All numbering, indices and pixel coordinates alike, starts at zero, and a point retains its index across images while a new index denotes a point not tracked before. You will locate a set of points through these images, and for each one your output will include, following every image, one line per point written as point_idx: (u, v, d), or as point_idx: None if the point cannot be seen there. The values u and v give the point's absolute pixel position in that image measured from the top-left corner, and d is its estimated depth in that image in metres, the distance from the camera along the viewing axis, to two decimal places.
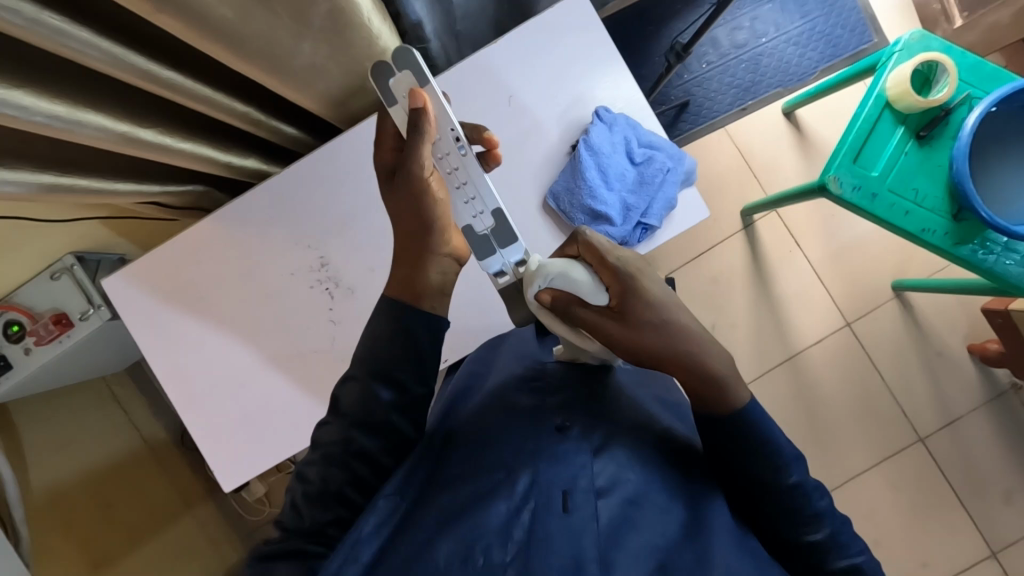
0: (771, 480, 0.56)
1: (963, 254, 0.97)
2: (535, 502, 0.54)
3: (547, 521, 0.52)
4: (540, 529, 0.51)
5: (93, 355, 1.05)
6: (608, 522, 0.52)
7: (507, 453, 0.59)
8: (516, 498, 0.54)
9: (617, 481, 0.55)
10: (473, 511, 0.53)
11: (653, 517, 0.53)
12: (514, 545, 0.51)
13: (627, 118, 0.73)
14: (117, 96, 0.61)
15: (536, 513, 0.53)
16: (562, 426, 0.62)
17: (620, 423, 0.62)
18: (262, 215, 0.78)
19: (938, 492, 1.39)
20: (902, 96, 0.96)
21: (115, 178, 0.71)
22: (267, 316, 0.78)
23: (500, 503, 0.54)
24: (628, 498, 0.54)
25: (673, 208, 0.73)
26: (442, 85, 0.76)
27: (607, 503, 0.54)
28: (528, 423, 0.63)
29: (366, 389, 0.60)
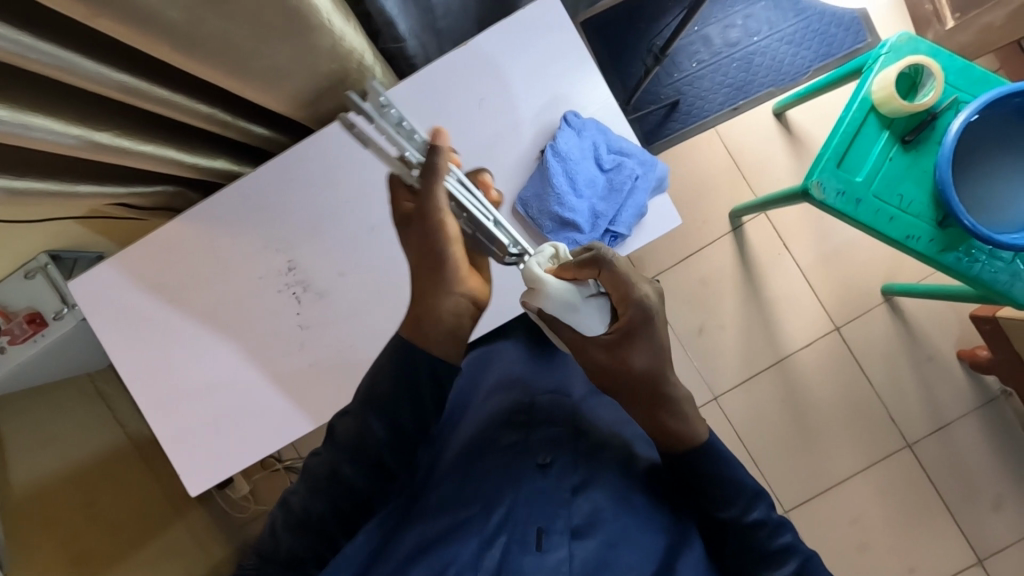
0: (725, 499, 0.65)
1: (947, 262, 0.96)
2: (509, 538, 0.64)
3: (524, 558, 0.62)
4: (511, 562, 0.62)
5: (70, 354, 1.04)
6: (577, 559, 0.62)
7: (490, 489, 0.68)
8: (491, 535, 0.64)
9: (592, 521, 0.65)
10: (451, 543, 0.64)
11: (620, 555, 0.63)
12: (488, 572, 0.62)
13: (597, 123, 0.71)
14: (75, 101, 0.60)
15: (510, 548, 0.63)
16: (543, 462, 0.70)
17: (599, 463, 0.71)
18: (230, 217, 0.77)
19: (925, 499, 1.38)
20: (887, 100, 0.94)
21: (77, 181, 0.70)
22: (234, 320, 0.77)
23: (473, 538, 0.64)
24: (598, 539, 0.63)
25: (643, 216, 0.72)
26: (412, 86, 0.74)
27: (579, 543, 0.63)
28: (512, 458, 0.72)
29: (361, 424, 0.66)
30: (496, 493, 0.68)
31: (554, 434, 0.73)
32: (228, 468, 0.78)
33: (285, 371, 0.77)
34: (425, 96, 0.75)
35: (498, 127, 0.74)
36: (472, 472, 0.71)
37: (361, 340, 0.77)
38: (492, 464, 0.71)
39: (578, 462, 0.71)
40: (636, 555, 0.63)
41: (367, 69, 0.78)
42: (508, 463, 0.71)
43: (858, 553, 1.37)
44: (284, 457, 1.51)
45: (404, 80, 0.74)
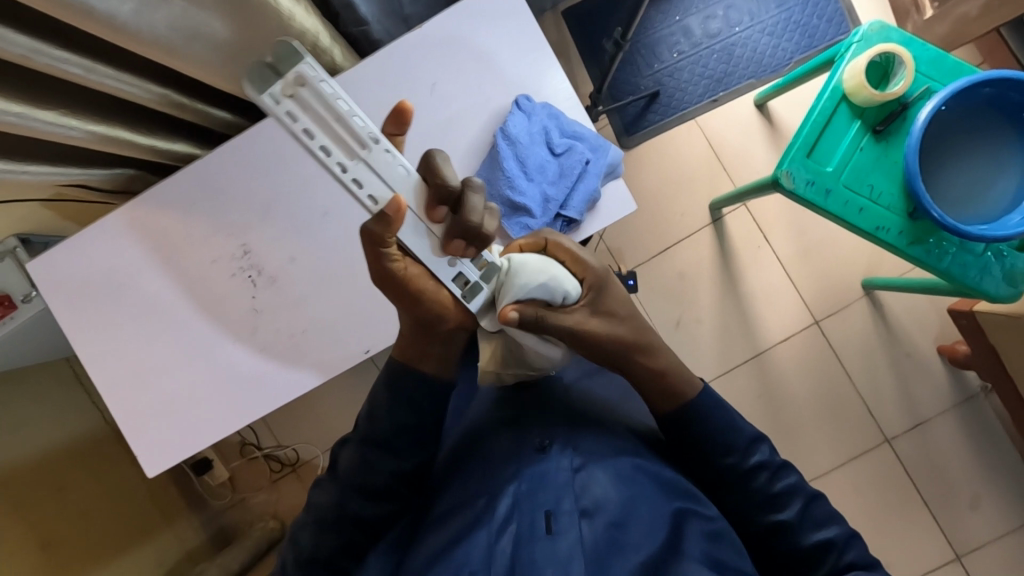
0: (733, 465, 0.65)
1: (916, 254, 0.94)
2: (518, 526, 0.59)
3: (532, 546, 0.58)
4: (523, 554, 0.57)
5: (40, 337, 1.05)
6: (588, 542, 0.58)
7: (491, 480, 0.64)
8: (500, 525, 0.60)
9: (600, 501, 0.60)
10: (461, 544, 0.60)
11: (634, 536, 0.58)
12: (502, 568, 0.58)
13: (548, 107, 0.70)
14: (15, 78, 0.58)
15: (520, 538, 0.59)
16: (542, 445, 0.66)
17: (595, 440, 0.66)
18: (185, 199, 0.77)
19: (904, 495, 1.37)
20: (858, 90, 0.93)
21: (30, 162, 0.69)
22: (187, 303, 0.77)
23: (483, 533, 0.60)
24: (607, 520, 0.59)
25: (595, 201, 0.71)
26: (365, 68, 0.73)
27: (588, 524, 0.59)
28: (514, 442, 0.67)
29: (363, 457, 0.65)
30: (498, 480, 0.64)
31: (548, 417, 0.69)
32: (182, 452, 0.78)
33: (238, 354, 0.77)
34: (379, 78, 0.74)
35: (450, 110, 0.73)
36: (473, 466, 0.68)
37: (312, 325, 0.77)
38: (491, 453, 0.68)
39: (579, 440, 0.66)
40: (650, 529, 0.59)
41: (323, 52, 0.78)
42: (504, 451, 0.67)
43: None
44: (263, 444, 1.52)
45: (359, 62, 0.74)
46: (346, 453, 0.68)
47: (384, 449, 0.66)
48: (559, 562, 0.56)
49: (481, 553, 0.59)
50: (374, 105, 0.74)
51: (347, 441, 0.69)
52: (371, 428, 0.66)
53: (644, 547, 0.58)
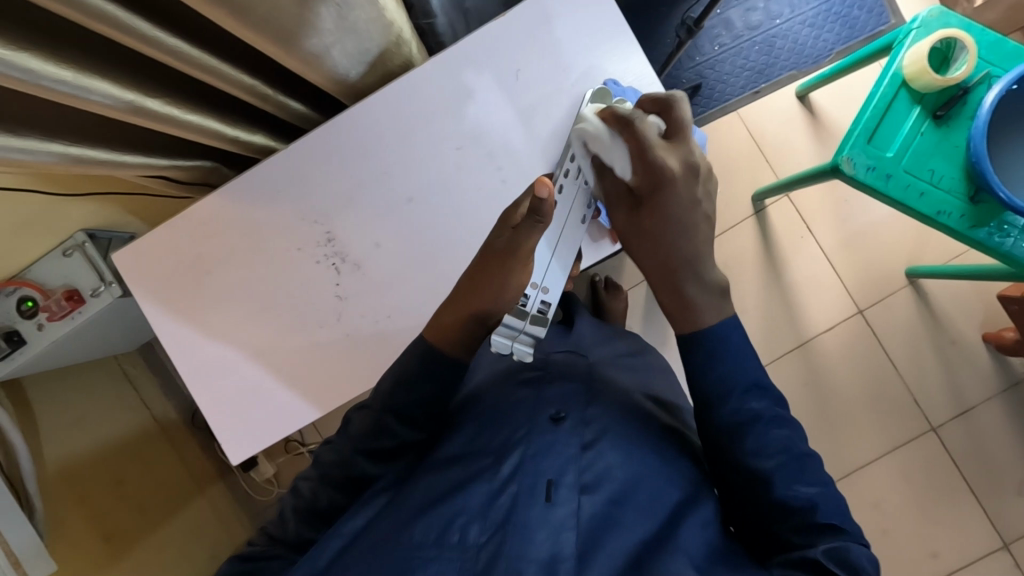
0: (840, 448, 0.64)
1: (979, 237, 0.95)
2: (519, 487, 0.58)
3: (528, 508, 0.56)
4: (519, 514, 0.56)
5: (102, 332, 1.07)
6: (586, 515, 0.57)
7: (500, 440, 0.64)
8: (502, 483, 0.59)
9: (602, 477, 0.60)
10: (460, 494, 0.59)
11: (630, 517, 0.58)
12: (493, 525, 0.56)
13: (636, 92, 0.72)
14: (122, 65, 0.60)
15: (519, 499, 0.57)
16: (557, 416, 0.65)
17: (605, 413, 0.67)
18: (268, 187, 0.78)
19: (950, 483, 1.37)
20: (918, 75, 0.94)
21: (123, 151, 0.71)
22: (272, 291, 0.78)
23: (485, 486, 0.59)
24: (608, 496, 0.59)
25: (682, 184, 0.71)
26: (447, 59, 0.75)
27: (588, 498, 0.58)
28: (528, 409, 0.67)
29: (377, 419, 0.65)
30: (508, 441, 0.63)
31: (567, 393, 0.69)
32: (265, 440, 0.79)
33: (322, 339, 0.78)
34: (462, 67, 0.75)
35: (533, 99, 0.75)
36: (491, 420, 0.68)
37: (396, 311, 0.78)
38: (504, 412, 0.68)
39: (591, 415, 0.67)
40: (644, 515, 0.58)
41: (404, 43, 0.80)
42: (520, 416, 0.67)
43: (881, 537, 1.36)
44: (308, 440, 1.52)
45: (442, 52, 0.75)
46: (361, 417, 0.67)
47: (399, 416, 0.66)
48: (551, 528, 0.55)
49: (477, 506, 0.58)
50: (454, 93, 0.76)
51: (364, 405, 0.67)
52: (398, 394, 0.65)
53: (636, 530, 0.57)
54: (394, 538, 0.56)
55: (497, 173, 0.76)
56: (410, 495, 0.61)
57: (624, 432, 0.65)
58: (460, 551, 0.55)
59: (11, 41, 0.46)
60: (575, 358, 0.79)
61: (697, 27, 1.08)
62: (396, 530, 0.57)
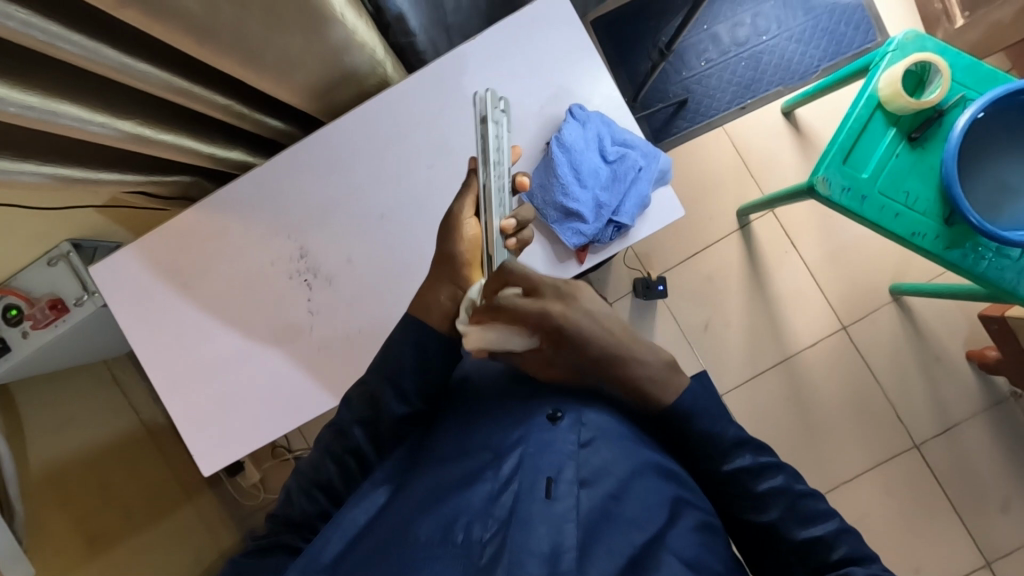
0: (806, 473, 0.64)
1: (953, 259, 0.95)
2: (520, 485, 0.56)
3: (528, 504, 0.54)
4: (521, 510, 0.53)
5: (88, 339, 1.08)
6: (587, 510, 0.54)
7: (498, 437, 0.61)
8: (503, 483, 0.57)
9: (601, 471, 0.57)
10: (459, 493, 0.58)
11: (631, 509, 0.55)
12: (496, 523, 0.54)
13: (601, 116, 0.72)
14: (97, 89, 0.61)
15: (521, 496, 0.55)
16: (555, 410, 0.62)
17: (606, 406, 0.63)
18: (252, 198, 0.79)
19: (933, 499, 1.37)
20: (893, 98, 0.94)
21: (99, 168, 0.72)
22: (244, 305, 0.80)
23: (485, 486, 0.57)
24: (608, 490, 0.56)
25: (646, 207, 0.72)
26: (419, 80, 0.76)
27: (588, 492, 0.55)
28: (524, 405, 0.64)
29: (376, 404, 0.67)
30: (504, 440, 0.61)
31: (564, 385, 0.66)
32: (238, 451, 0.80)
33: (296, 352, 0.79)
34: (434, 88, 0.77)
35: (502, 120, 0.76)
36: (478, 418, 0.66)
37: (367, 326, 0.79)
38: (495, 413, 0.66)
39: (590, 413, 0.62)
40: (649, 509, 0.55)
41: (379, 64, 0.81)
42: (516, 410, 0.64)
43: None
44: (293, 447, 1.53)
45: (414, 72, 0.76)
46: (361, 392, 0.68)
47: (395, 390, 0.67)
48: (553, 523, 0.52)
49: (477, 505, 0.56)
50: (424, 114, 0.77)
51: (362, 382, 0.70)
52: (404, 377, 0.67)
53: (639, 524, 0.54)
54: (398, 539, 0.56)
55: None
56: (413, 490, 0.62)
57: (625, 427, 0.62)
58: (465, 548, 0.53)
59: None
60: None
61: (671, 49, 1.09)
62: (396, 530, 0.57)
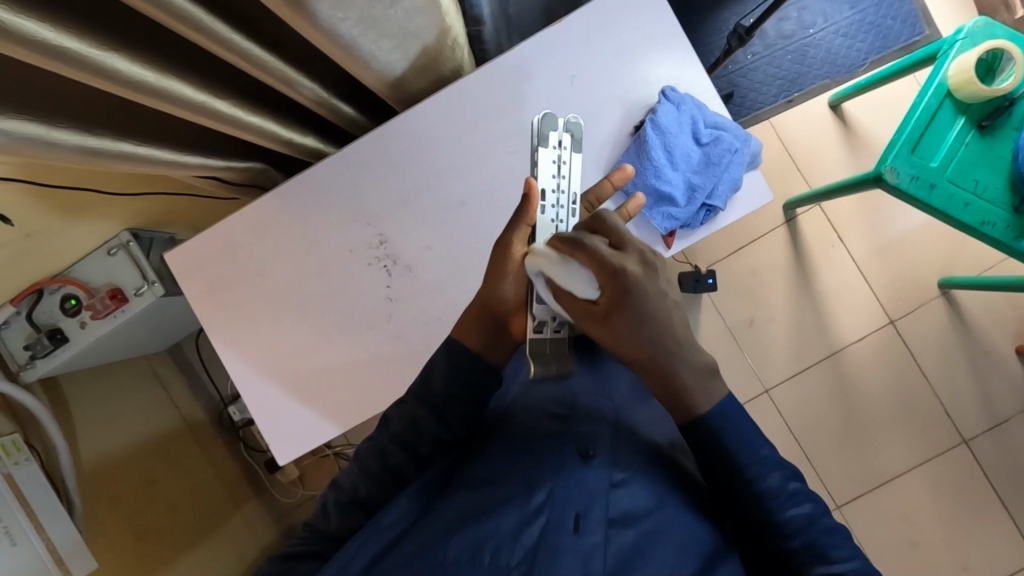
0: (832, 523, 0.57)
1: (1023, 249, 0.95)
2: (549, 518, 0.55)
3: (557, 536, 0.53)
4: (550, 540, 0.53)
5: (142, 330, 1.08)
6: (613, 551, 0.54)
7: (531, 468, 0.60)
8: (531, 514, 0.55)
9: (630, 514, 0.57)
10: (490, 517, 0.55)
11: (660, 553, 0.55)
12: (524, 551, 0.53)
13: (694, 98, 0.71)
14: (197, 68, 0.61)
15: (549, 526, 0.54)
16: (586, 452, 0.62)
17: (633, 455, 0.64)
18: (289, 205, 0.79)
19: (982, 497, 1.35)
20: (964, 85, 0.94)
21: (184, 151, 0.73)
22: (319, 291, 0.79)
23: (513, 514, 0.55)
24: (639, 532, 0.56)
25: (738, 190, 0.71)
26: (504, 64, 0.76)
27: (617, 532, 0.55)
28: (557, 438, 0.64)
29: (412, 420, 0.66)
30: (539, 473, 0.60)
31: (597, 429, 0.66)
32: (314, 439, 0.79)
33: (375, 340, 0.79)
34: (518, 72, 0.76)
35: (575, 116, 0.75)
36: (512, 440, 0.66)
37: (447, 314, 0.78)
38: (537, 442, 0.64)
39: (620, 455, 0.64)
40: (681, 554, 0.55)
41: (457, 49, 0.80)
42: (552, 442, 0.64)
43: (910, 550, 1.35)
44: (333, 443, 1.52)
45: (501, 56, 0.76)
46: (401, 413, 0.67)
47: (436, 417, 0.66)
48: (580, 557, 0.52)
49: (506, 532, 0.54)
50: (507, 101, 0.76)
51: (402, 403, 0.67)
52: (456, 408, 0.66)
53: (664, 563, 0.54)
54: (427, 552, 0.53)
55: None
56: (442, 512, 0.58)
57: (650, 477, 0.63)
58: (494, 573, 0.51)
59: (103, 40, 0.47)
60: (601, 400, 0.71)
61: (751, 34, 1.05)
62: (428, 543, 0.54)
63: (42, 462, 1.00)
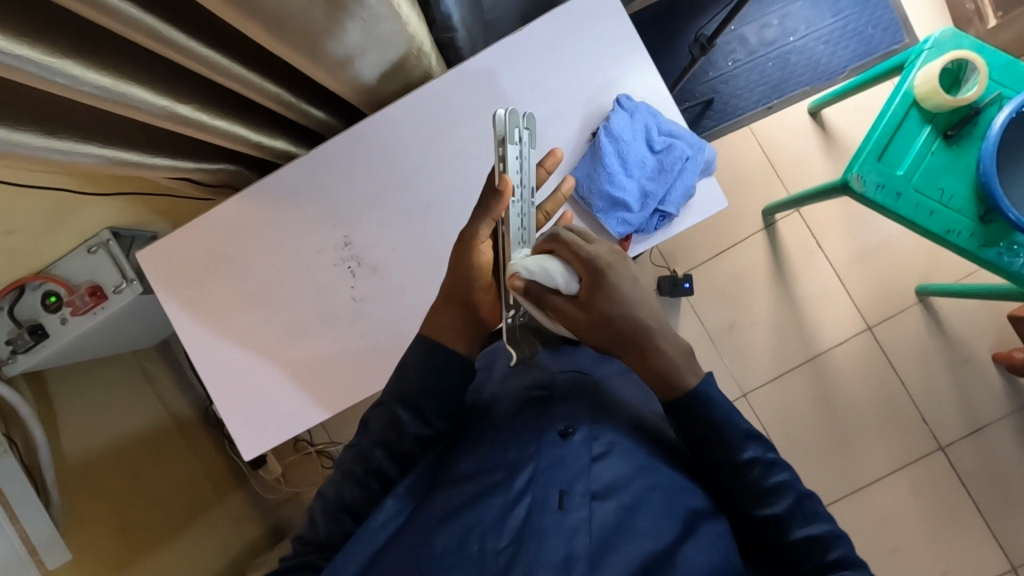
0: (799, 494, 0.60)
1: (988, 257, 0.95)
2: (532, 498, 0.55)
3: (541, 516, 0.54)
4: (533, 524, 0.53)
5: (123, 327, 1.09)
6: (600, 523, 0.53)
7: (513, 453, 0.60)
8: (515, 497, 0.55)
9: (612, 485, 0.56)
10: (476, 504, 0.56)
11: (644, 524, 0.54)
12: (510, 533, 0.53)
13: (648, 106, 0.73)
14: (160, 72, 0.63)
15: (534, 508, 0.55)
16: (565, 430, 0.61)
17: (618, 428, 0.63)
18: (273, 191, 0.80)
19: (960, 504, 1.35)
20: (930, 95, 0.95)
21: (153, 153, 0.74)
22: (286, 292, 0.80)
23: (498, 500, 0.56)
24: (621, 502, 0.55)
25: (691, 196, 0.73)
26: (468, 69, 0.77)
27: (600, 504, 0.55)
28: (535, 421, 0.64)
29: (391, 415, 0.66)
30: (517, 455, 0.59)
31: (575, 407, 0.65)
32: (280, 435, 0.81)
33: (340, 339, 0.80)
34: (481, 79, 0.77)
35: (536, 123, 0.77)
36: (491, 429, 0.66)
37: (410, 315, 0.79)
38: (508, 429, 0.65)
39: (602, 430, 0.62)
40: (667, 520, 0.55)
41: (424, 56, 0.82)
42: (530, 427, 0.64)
43: (888, 555, 1.35)
44: (315, 440, 1.53)
45: (466, 62, 0.77)
46: (377, 413, 0.68)
47: (413, 410, 0.66)
48: (564, 533, 0.52)
49: (489, 519, 0.54)
50: (471, 105, 0.78)
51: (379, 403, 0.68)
52: (431, 404, 0.66)
53: (651, 536, 0.53)
54: (417, 547, 0.55)
55: None
56: (431, 508, 0.59)
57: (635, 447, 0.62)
58: (480, 560, 0.51)
59: (57, 48, 0.49)
60: (581, 376, 0.71)
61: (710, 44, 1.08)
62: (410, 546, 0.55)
63: (22, 458, 1.02)
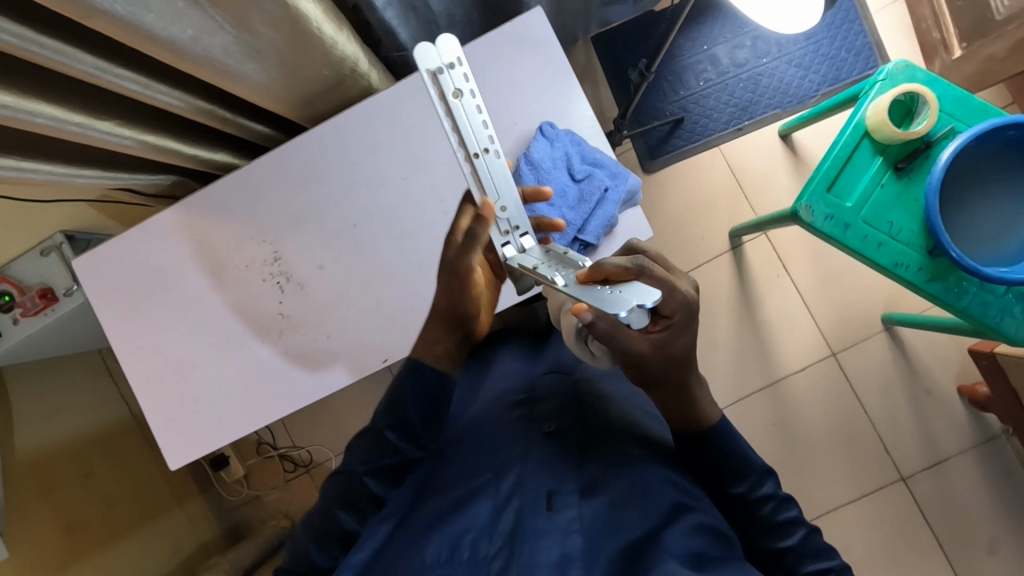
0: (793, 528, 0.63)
1: (934, 292, 0.94)
2: (521, 503, 0.59)
3: (532, 517, 0.57)
4: (524, 523, 0.56)
5: (75, 329, 1.10)
6: (588, 518, 0.57)
7: (497, 463, 0.65)
8: (504, 499, 0.60)
9: (599, 483, 0.61)
10: (464, 511, 0.60)
11: (631, 517, 0.57)
12: (500, 539, 0.57)
13: (571, 135, 0.75)
14: (75, 91, 0.63)
15: (523, 512, 0.58)
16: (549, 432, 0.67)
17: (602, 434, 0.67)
18: (223, 204, 0.81)
19: (919, 537, 1.33)
20: (880, 126, 0.93)
21: (81, 166, 0.74)
22: (216, 306, 0.82)
23: (487, 502, 0.61)
24: (607, 500, 0.59)
25: (612, 225, 0.75)
26: (401, 92, 0.78)
27: (587, 502, 0.58)
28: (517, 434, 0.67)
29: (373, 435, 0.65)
30: (504, 460, 0.64)
31: (557, 410, 0.70)
32: (206, 446, 0.82)
33: (268, 353, 0.81)
34: (412, 101, 0.78)
35: None
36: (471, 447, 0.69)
37: (336, 332, 0.81)
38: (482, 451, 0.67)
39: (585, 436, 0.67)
40: (650, 512, 0.57)
41: (361, 76, 0.81)
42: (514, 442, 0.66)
43: None
44: (278, 444, 1.53)
45: (398, 85, 0.78)
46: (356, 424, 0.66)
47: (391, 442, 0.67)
48: (556, 533, 0.55)
49: (480, 523, 0.59)
50: (403, 127, 0.79)
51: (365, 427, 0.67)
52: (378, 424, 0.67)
53: (636, 524, 0.56)
54: (407, 557, 0.58)
55: (439, 206, 0.79)
56: (421, 521, 0.62)
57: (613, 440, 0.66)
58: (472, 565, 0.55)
59: None
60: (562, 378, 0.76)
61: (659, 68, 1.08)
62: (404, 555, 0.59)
63: None
